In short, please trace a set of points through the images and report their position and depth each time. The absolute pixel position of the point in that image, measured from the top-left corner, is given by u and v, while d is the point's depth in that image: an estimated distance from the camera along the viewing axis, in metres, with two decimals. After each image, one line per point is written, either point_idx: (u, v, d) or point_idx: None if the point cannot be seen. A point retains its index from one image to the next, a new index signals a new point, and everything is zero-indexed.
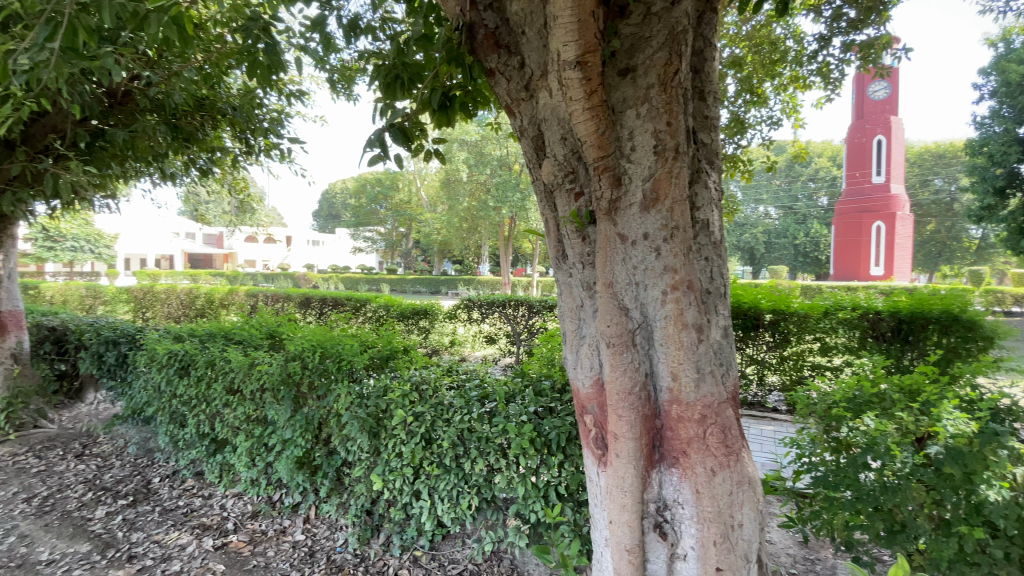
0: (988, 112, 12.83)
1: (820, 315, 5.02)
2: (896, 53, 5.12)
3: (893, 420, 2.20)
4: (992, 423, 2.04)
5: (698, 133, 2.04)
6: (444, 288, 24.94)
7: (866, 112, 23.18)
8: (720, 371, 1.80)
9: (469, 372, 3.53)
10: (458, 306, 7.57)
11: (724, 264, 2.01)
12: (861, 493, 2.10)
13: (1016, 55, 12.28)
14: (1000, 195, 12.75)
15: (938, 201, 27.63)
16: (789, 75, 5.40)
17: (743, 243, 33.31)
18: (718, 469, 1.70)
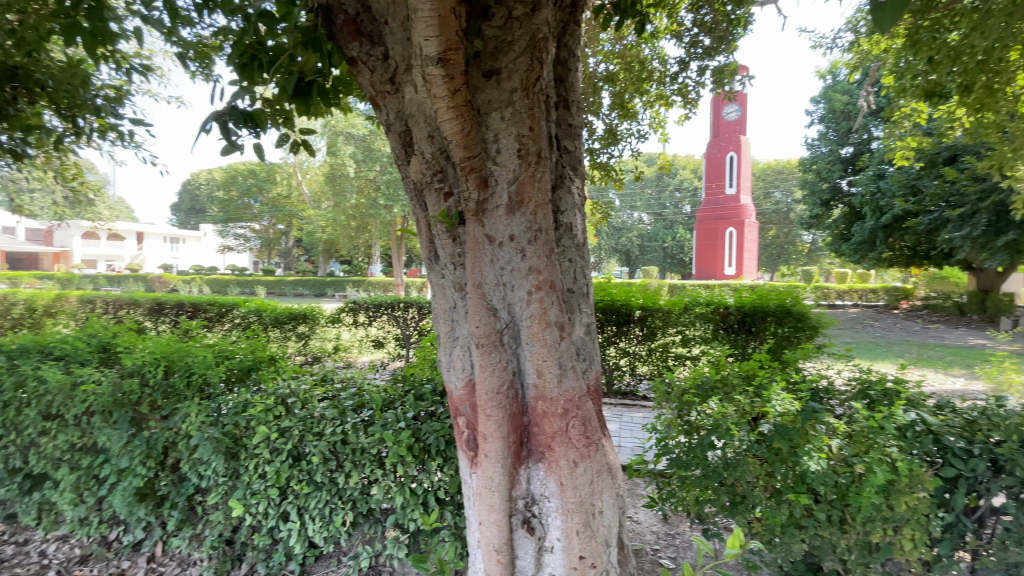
0: (818, 135, 15.34)
1: (680, 310, 5.56)
2: (742, 81, 5.85)
3: (733, 403, 2.47)
4: (811, 402, 2.35)
5: (563, 140, 2.12)
6: (330, 290, 23.52)
7: (721, 131, 26.39)
8: (582, 367, 1.89)
9: (345, 380, 3.32)
10: (342, 309, 7.16)
11: (587, 265, 2.12)
12: (708, 470, 2.34)
13: (840, 87, 14.95)
14: (825, 206, 15.41)
15: (777, 210, 32.36)
16: (656, 92, 5.91)
17: (622, 246, 36.07)
18: (579, 460, 1.77)
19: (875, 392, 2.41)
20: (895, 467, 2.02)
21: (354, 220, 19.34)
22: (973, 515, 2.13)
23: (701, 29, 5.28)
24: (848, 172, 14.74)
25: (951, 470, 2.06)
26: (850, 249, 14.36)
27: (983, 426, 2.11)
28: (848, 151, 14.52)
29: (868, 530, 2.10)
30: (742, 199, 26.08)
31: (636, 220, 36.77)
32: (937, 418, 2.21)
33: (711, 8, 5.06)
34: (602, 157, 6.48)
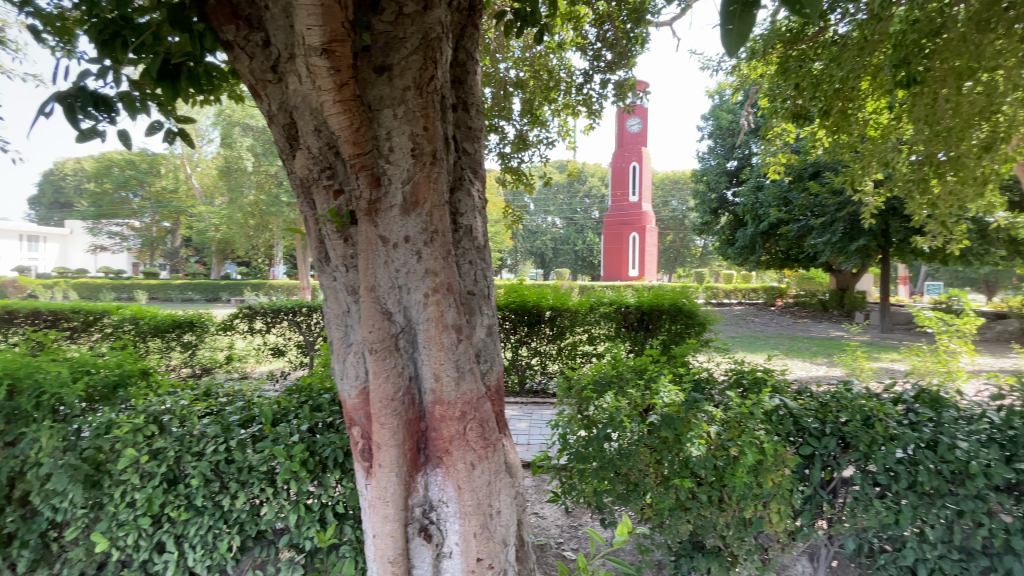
0: (708, 149, 16.82)
1: (587, 310, 5.80)
2: (640, 96, 6.26)
3: (627, 397, 2.61)
4: (694, 393, 2.56)
5: (462, 142, 2.12)
6: (224, 295, 21.56)
7: (626, 141, 28.06)
8: (481, 369, 1.88)
9: (234, 392, 3.04)
10: (236, 316, 6.58)
11: (488, 267, 2.12)
12: (604, 462, 2.46)
13: (725, 107, 16.51)
14: (714, 214, 16.95)
15: (674, 217, 35.05)
16: (563, 101, 6.15)
17: (535, 248, 36.98)
18: (477, 463, 1.76)
19: (747, 381, 2.67)
20: (762, 448, 2.24)
21: (252, 219, 17.91)
22: (828, 487, 2.42)
23: (603, 44, 5.56)
24: (733, 184, 16.33)
25: (808, 448, 2.33)
26: (735, 253, 15.93)
27: (833, 407, 2.42)
28: (733, 165, 16.05)
29: (742, 507, 2.31)
30: (644, 206, 27.89)
31: (549, 224, 37.86)
32: (797, 402, 2.50)
33: (612, 24, 5.34)
34: (513, 162, 6.60)
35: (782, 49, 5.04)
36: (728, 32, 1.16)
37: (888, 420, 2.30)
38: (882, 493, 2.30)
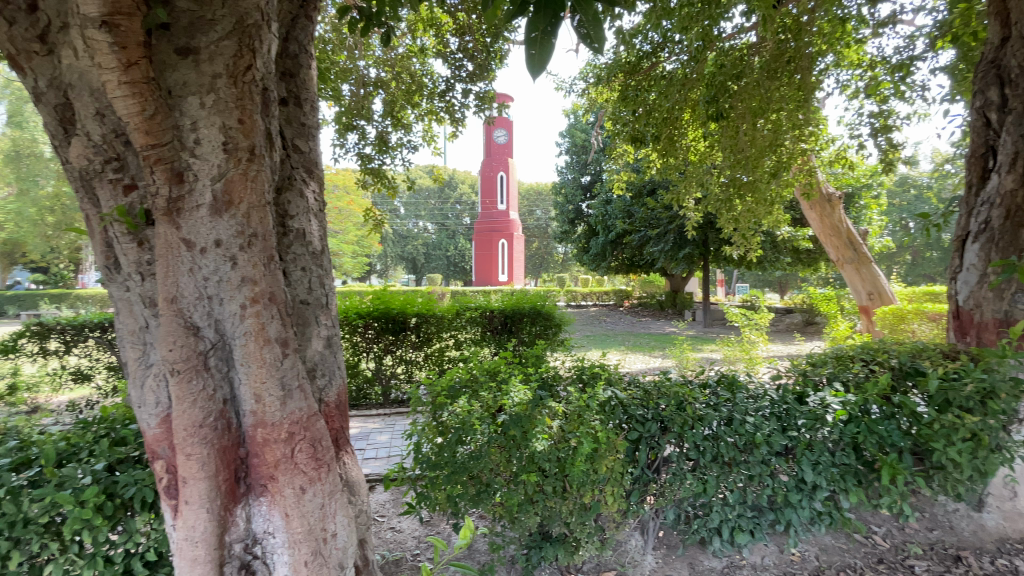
0: (566, 163, 18.13)
1: (453, 315, 5.82)
2: (502, 108, 6.50)
3: (479, 400, 2.63)
4: (540, 392, 2.69)
5: (294, 138, 2.01)
6: (9, 308, 17.37)
7: (494, 151, 28.94)
8: (313, 385, 1.75)
9: (5, 430, 2.44)
10: (20, 334, 5.32)
11: (326, 274, 2.02)
12: (455, 466, 2.44)
13: (580, 126, 17.96)
14: (572, 224, 18.32)
15: (539, 226, 37.08)
16: (426, 106, 6.14)
17: (406, 254, 36.21)
18: (308, 486, 1.64)
19: (586, 376, 2.91)
20: (596, 437, 2.43)
21: (50, 215, 14.71)
22: (653, 466, 2.72)
23: (464, 54, 5.64)
24: (588, 197, 17.82)
25: (634, 433, 2.60)
26: (591, 260, 17.37)
27: (655, 395, 2.73)
28: (587, 179, 17.47)
29: (583, 494, 2.49)
30: (511, 215, 29.00)
31: (420, 229, 37.38)
32: (627, 393, 2.78)
33: (472, 36, 5.44)
34: (375, 164, 6.39)
35: (623, 77, 5.52)
36: (533, 55, 1.32)
37: (695, 403, 2.67)
38: (694, 467, 2.66)
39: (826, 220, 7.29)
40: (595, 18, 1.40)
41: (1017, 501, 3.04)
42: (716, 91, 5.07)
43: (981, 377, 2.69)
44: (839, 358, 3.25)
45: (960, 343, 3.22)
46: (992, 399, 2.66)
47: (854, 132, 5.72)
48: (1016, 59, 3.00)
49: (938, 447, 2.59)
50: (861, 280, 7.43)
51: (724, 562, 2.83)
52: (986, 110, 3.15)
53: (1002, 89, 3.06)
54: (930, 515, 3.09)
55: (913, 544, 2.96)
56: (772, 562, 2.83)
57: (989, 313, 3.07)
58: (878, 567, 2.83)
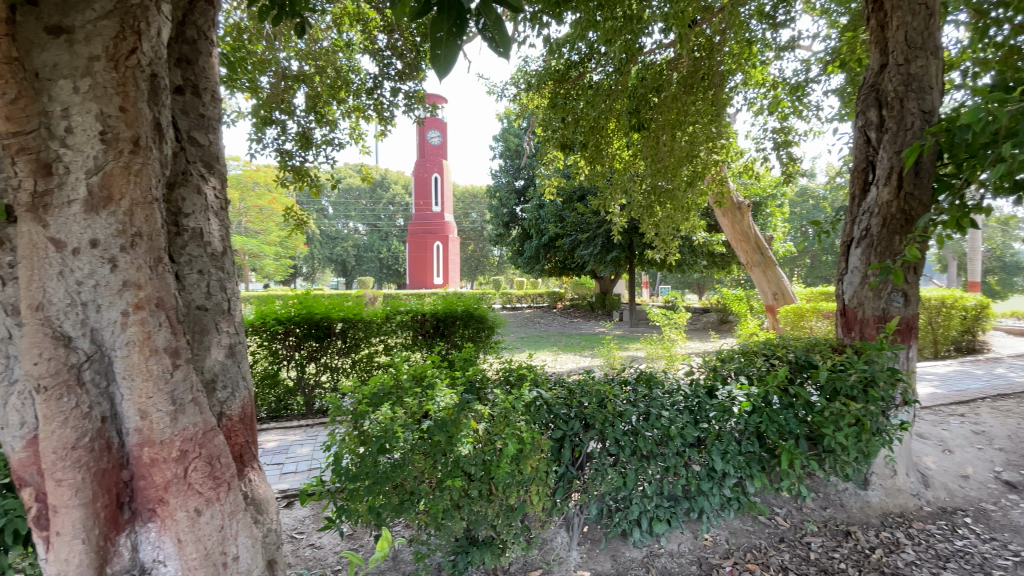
0: (500, 167, 18.28)
1: (382, 319, 5.64)
2: (432, 109, 6.41)
3: (403, 407, 2.53)
4: (467, 394, 2.63)
5: (191, 130, 1.98)
6: None
7: (427, 152, 28.54)
8: (208, 398, 1.69)
9: None
10: None
11: (227, 277, 2.01)
12: (377, 476, 2.36)
13: (513, 130, 18.18)
14: (507, 227, 18.49)
15: (474, 229, 37.06)
16: (353, 103, 5.95)
17: (335, 256, 34.76)
18: (204, 507, 1.60)
19: (513, 378, 2.92)
20: (522, 437, 2.44)
21: None
22: (576, 463, 2.79)
23: (392, 52, 5.51)
24: (521, 201, 18.07)
25: (558, 431, 2.68)
26: (525, 262, 17.60)
27: (578, 394, 2.80)
28: (520, 183, 17.71)
29: (508, 495, 2.49)
30: (445, 217, 28.74)
31: (350, 230, 36.04)
32: (551, 393, 2.82)
33: (401, 34, 5.34)
34: (296, 162, 6.07)
35: (552, 85, 5.61)
36: (440, 57, 1.33)
37: (616, 399, 2.77)
38: (616, 461, 2.75)
39: (737, 226, 7.87)
40: (499, 24, 1.43)
41: (896, 478, 3.48)
42: (639, 103, 5.29)
43: (863, 368, 3.03)
44: (745, 352, 3.48)
45: (847, 338, 3.59)
46: (872, 387, 3.00)
47: (759, 146, 6.23)
48: (891, 85, 3.38)
49: (829, 432, 2.87)
50: (768, 281, 8.09)
51: (644, 552, 2.95)
52: (867, 128, 3.52)
53: (880, 111, 3.44)
54: (824, 495, 3.40)
55: (809, 522, 3.22)
56: (687, 548, 2.99)
57: (870, 310, 3.45)
58: (779, 545, 3.06)
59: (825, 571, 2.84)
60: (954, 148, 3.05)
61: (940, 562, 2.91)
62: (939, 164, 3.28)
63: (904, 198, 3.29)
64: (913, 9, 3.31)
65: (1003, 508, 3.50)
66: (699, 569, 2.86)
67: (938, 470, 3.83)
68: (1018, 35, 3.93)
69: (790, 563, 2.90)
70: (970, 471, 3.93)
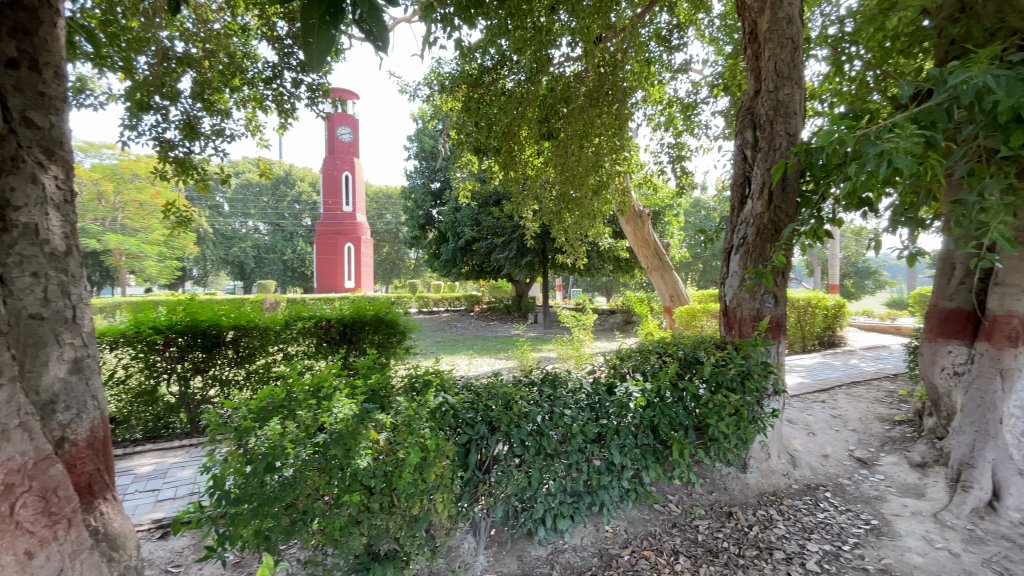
0: (415, 168, 17.92)
1: (280, 326, 5.23)
2: (338, 104, 6.11)
3: (295, 420, 2.36)
4: (366, 404, 2.51)
5: (26, 111, 1.87)
6: None
7: (337, 149, 27.20)
8: (38, 426, 1.69)
9: None
10: None
11: (69, 281, 1.96)
12: (264, 498, 2.16)
13: (428, 131, 17.93)
14: (423, 229, 18.16)
15: (388, 231, 35.98)
16: (249, 92, 5.53)
17: (232, 258, 31.92)
18: (38, 547, 1.61)
19: (419, 384, 2.85)
20: (425, 445, 2.38)
21: None
22: (482, 467, 2.79)
23: (294, 41, 5.19)
24: (437, 203, 17.85)
25: (464, 436, 2.64)
26: (440, 266, 17.39)
27: (484, 397, 2.79)
28: (437, 185, 17.50)
29: (410, 506, 2.41)
30: (357, 218, 27.59)
31: (249, 229, 33.32)
32: (458, 397, 2.80)
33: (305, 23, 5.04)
34: (178, 153, 5.45)
35: (465, 89, 5.47)
36: (308, 45, 1.38)
37: (521, 400, 2.80)
38: (521, 463, 2.79)
39: (639, 233, 8.39)
40: (376, 15, 1.44)
41: (770, 460, 3.89)
42: (548, 112, 5.39)
43: (741, 363, 3.36)
44: (642, 351, 3.69)
45: (728, 335, 3.95)
46: (748, 379, 3.34)
47: (657, 159, 6.71)
48: (764, 109, 3.79)
49: (713, 422, 3.15)
50: (666, 284, 8.72)
51: (548, 549, 3.02)
52: (744, 147, 3.92)
53: (754, 132, 3.85)
54: (710, 480, 3.72)
55: (698, 507, 3.49)
56: (590, 541, 3.11)
57: (747, 310, 3.83)
58: (671, 530, 3.29)
59: (711, 551, 3.08)
60: (812, 168, 3.49)
61: (805, 533, 3.29)
62: (801, 181, 3.72)
63: (774, 211, 3.69)
64: (782, 42, 3.70)
65: (855, 481, 4.05)
66: (600, 560, 2.98)
67: (804, 451, 4.35)
68: (865, 72, 4.58)
69: (681, 546, 3.12)
70: (830, 451, 4.50)
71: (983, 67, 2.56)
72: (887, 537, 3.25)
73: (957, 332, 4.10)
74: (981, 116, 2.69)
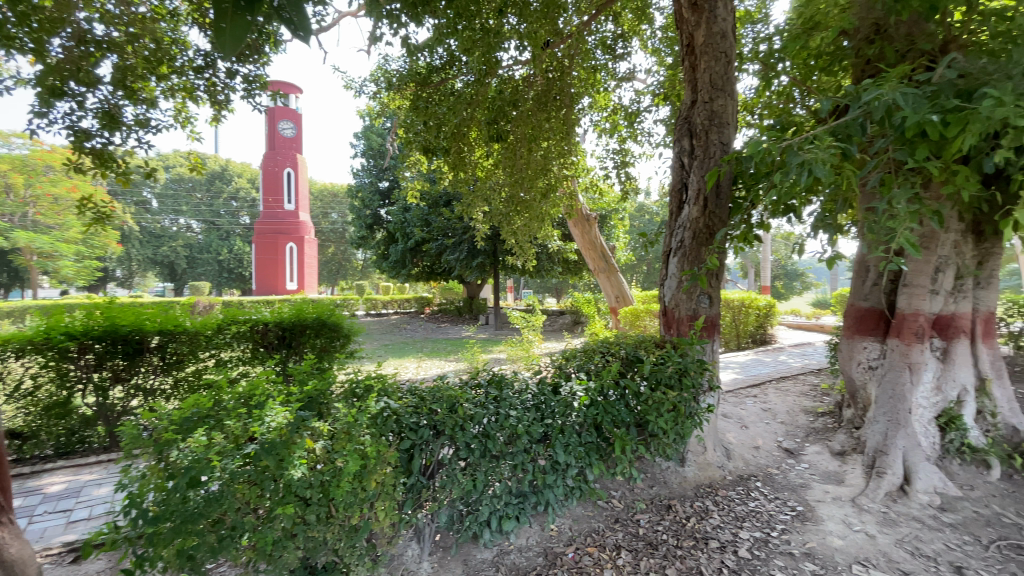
0: (362, 166, 17.46)
1: (212, 331, 4.90)
2: (277, 98, 5.83)
3: (223, 431, 2.22)
4: (301, 411, 2.41)
5: None
6: None
7: (277, 144, 25.97)
8: None
9: None
10: None
11: None
12: (187, 515, 2.02)
13: (375, 129, 17.51)
14: (370, 229, 17.74)
15: (334, 230, 34.85)
16: (178, 82, 5.22)
17: (160, 258, 29.81)
18: None
19: (360, 390, 2.76)
20: (365, 452, 2.32)
21: None
22: (427, 472, 2.75)
23: None
24: (385, 203, 17.48)
25: (407, 441, 2.59)
26: (388, 267, 17.04)
27: (428, 401, 2.76)
28: (385, 185, 17.13)
29: (349, 516, 2.34)
30: (300, 216, 26.55)
31: (181, 227, 31.28)
32: (401, 401, 2.74)
33: None
34: (95, 144, 5.01)
35: (414, 88, 5.41)
36: (221, 31, 1.33)
37: (466, 403, 2.79)
38: (466, 467, 2.77)
39: (587, 235, 8.57)
40: (296, 3, 1.42)
41: (706, 453, 4.08)
42: (496, 114, 5.46)
43: (679, 360, 3.51)
44: (586, 350, 3.76)
45: (668, 334, 4.11)
46: (685, 376, 3.49)
47: (603, 164, 6.89)
48: (700, 119, 3.97)
49: (653, 418, 3.26)
50: (611, 286, 8.97)
51: (493, 551, 3.02)
52: (681, 155, 4.09)
53: (691, 140, 4.03)
54: (651, 475, 3.85)
55: (639, 501, 3.60)
56: (535, 541, 3.13)
57: (684, 310, 4.00)
58: (614, 525, 3.37)
59: (651, 544, 3.18)
60: (743, 176, 3.69)
61: (738, 522, 3.47)
62: (734, 188, 3.93)
63: (708, 215, 3.88)
64: (717, 56, 3.90)
65: (783, 470, 4.32)
66: (544, 560, 3.01)
67: (738, 444, 4.59)
68: (792, 87, 4.90)
69: (623, 541, 3.20)
70: (761, 442, 4.78)
71: (893, 85, 2.79)
72: (811, 522, 3.48)
73: (871, 329, 4.47)
74: (890, 131, 2.93)
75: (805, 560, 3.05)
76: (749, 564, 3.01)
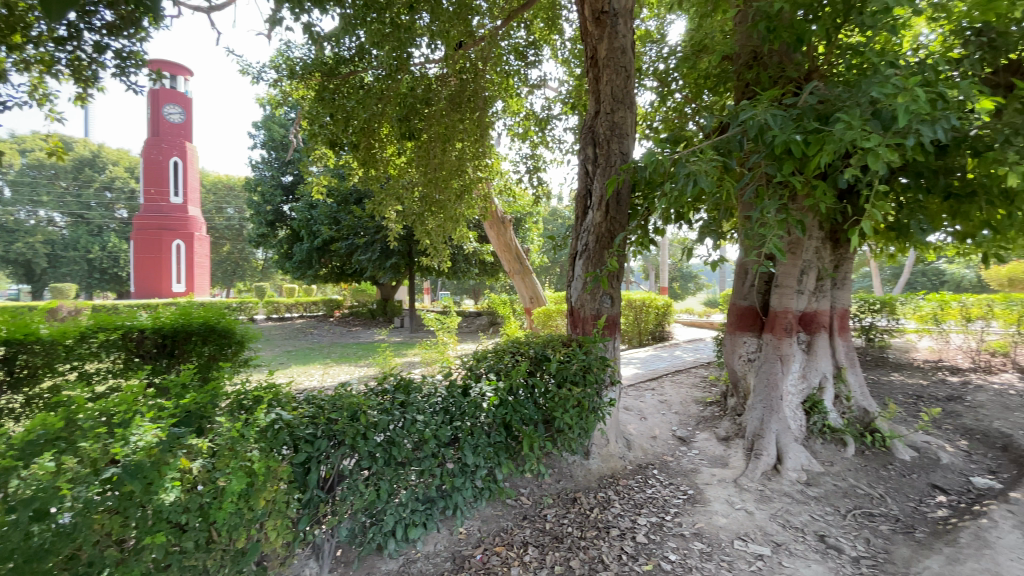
0: (263, 159, 16.25)
1: (73, 341, 4.22)
2: (158, 78, 5.23)
3: (76, 455, 1.92)
4: (174, 427, 2.18)
5: None
6: None
7: (162, 130, 23.25)
8: None
9: None
10: None
11: None
12: (28, 555, 1.73)
13: (277, 120, 16.35)
14: (271, 227, 16.56)
15: (230, 227, 32.06)
16: (34, 54, 4.50)
17: (11, 256, 25.52)
18: None
19: (249, 402, 2.55)
20: (252, 469, 2.15)
21: None
22: (325, 485, 2.63)
23: None
24: (289, 199, 16.41)
25: (303, 455, 2.44)
26: (292, 267, 16.01)
27: (327, 410, 2.61)
28: (288, 180, 16.06)
29: (234, 539, 2.17)
30: (189, 211, 24.13)
31: (40, 220, 27.06)
32: (295, 412, 2.57)
33: None
34: None
35: (319, 78, 5.14)
36: None
37: (370, 410, 2.66)
38: (369, 476, 2.67)
39: (501, 237, 8.63)
40: None
41: (609, 446, 4.29)
42: (408, 111, 5.18)
43: (583, 358, 3.66)
44: (496, 351, 3.78)
45: (573, 333, 4.26)
46: (589, 372, 3.64)
47: (516, 167, 7.03)
48: (602, 129, 4.18)
49: (558, 414, 3.37)
50: (526, 287, 9.12)
51: (399, 562, 2.93)
52: (586, 162, 4.28)
53: (595, 149, 4.22)
54: (558, 470, 3.97)
55: (546, 497, 3.70)
56: (443, 546, 3.09)
57: (589, 310, 4.18)
58: (522, 523, 3.43)
59: (557, 537, 3.28)
60: (641, 184, 3.92)
61: (637, 509, 3.68)
62: (632, 196, 4.17)
63: (609, 220, 4.09)
64: (618, 70, 4.11)
65: (677, 457, 4.66)
66: (452, 564, 2.98)
67: (637, 435, 4.88)
68: (685, 104, 5.30)
69: (530, 537, 3.27)
70: (657, 432, 5.12)
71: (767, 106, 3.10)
72: (700, 504, 3.79)
73: (750, 326, 4.97)
74: (763, 148, 3.26)
75: (695, 540, 3.31)
76: (646, 548, 3.21)
